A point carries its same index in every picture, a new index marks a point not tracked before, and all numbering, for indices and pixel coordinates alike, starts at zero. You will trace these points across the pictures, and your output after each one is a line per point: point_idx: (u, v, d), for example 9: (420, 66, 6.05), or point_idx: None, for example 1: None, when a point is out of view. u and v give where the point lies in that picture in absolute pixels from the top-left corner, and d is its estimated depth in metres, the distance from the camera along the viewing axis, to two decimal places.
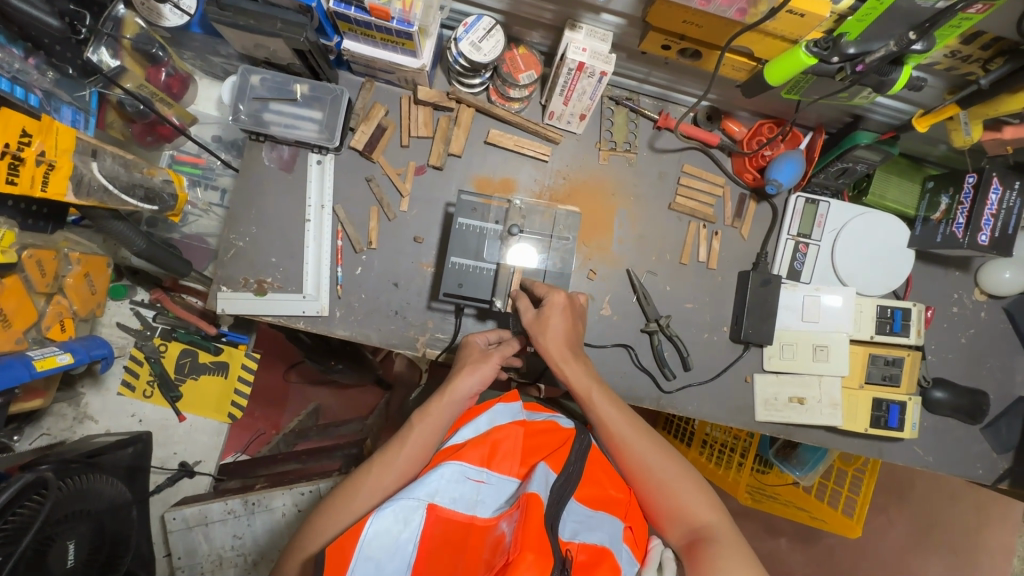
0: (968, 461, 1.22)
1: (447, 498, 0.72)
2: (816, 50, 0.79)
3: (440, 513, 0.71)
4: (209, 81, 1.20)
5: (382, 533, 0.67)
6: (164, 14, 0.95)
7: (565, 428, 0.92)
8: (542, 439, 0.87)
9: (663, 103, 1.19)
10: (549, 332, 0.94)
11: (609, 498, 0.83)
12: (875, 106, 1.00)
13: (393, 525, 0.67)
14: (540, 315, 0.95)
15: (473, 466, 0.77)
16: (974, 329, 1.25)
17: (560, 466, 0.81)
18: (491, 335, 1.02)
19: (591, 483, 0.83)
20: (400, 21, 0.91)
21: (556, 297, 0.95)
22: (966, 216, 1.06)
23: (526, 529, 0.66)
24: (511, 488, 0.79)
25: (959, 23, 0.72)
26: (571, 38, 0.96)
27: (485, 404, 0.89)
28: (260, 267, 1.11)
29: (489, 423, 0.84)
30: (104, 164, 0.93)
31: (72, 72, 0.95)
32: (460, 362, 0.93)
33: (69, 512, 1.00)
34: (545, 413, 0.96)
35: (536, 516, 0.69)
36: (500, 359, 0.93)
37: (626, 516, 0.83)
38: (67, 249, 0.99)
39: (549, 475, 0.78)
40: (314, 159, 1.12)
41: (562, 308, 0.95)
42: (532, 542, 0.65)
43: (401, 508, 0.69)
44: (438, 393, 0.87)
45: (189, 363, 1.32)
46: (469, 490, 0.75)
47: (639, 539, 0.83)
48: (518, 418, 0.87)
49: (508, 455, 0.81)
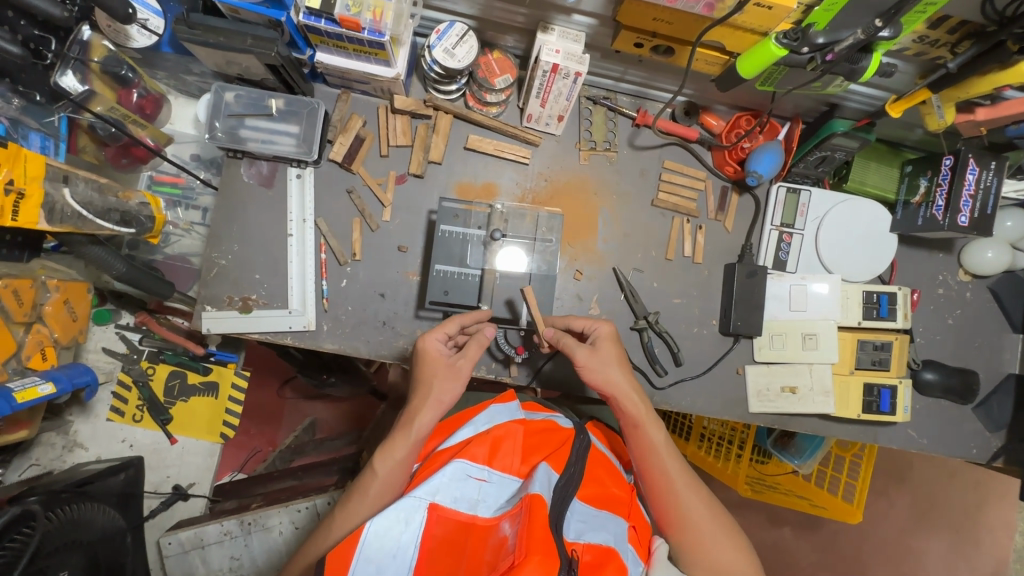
0: (962, 440, 1.23)
1: (449, 497, 0.73)
2: (786, 41, 0.78)
3: (442, 513, 0.72)
4: (184, 100, 1.19)
5: (381, 534, 0.68)
6: (132, 35, 0.95)
7: (563, 428, 0.92)
8: (541, 437, 0.87)
9: (640, 100, 1.19)
10: (610, 368, 0.92)
11: (611, 497, 0.84)
12: (850, 94, 1.01)
13: (393, 526, 0.69)
14: (596, 348, 0.93)
15: (476, 464, 0.78)
16: (960, 309, 1.26)
17: (562, 466, 0.81)
18: (451, 328, 0.94)
19: (593, 482, 0.83)
20: (371, 31, 0.90)
21: (603, 327, 0.96)
22: (945, 198, 1.07)
23: (531, 532, 0.66)
24: (513, 486, 0.79)
25: (924, 9, 0.72)
26: (543, 40, 0.96)
27: (481, 406, 0.90)
28: (244, 284, 1.10)
29: (488, 421, 0.85)
30: (76, 189, 0.92)
31: (40, 99, 0.92)
32: (426, 380, 0.88)
33: (61, 544, 0.98)
34: (544, 412, 0.96)
35: (540, 517, 0.68)
36: (467, 366, 0.90)
37: (629, 515, 0.84)
38: (45, 276, 0.97)
39: (551, 474, 0.78)
40: (293, 173, 1.11)
41: (613, 339, 0.95)
42: (537, 545, 0.64)
43: (402, 507, 0.70)
44: (401, 426, 0.84)
45: (178, 385, 1.30)
46: (471, 489, 0.76)
47: (643, 539, 0.83)
48: (516, 416, 0.88)
49: (511, 452, 0.82)
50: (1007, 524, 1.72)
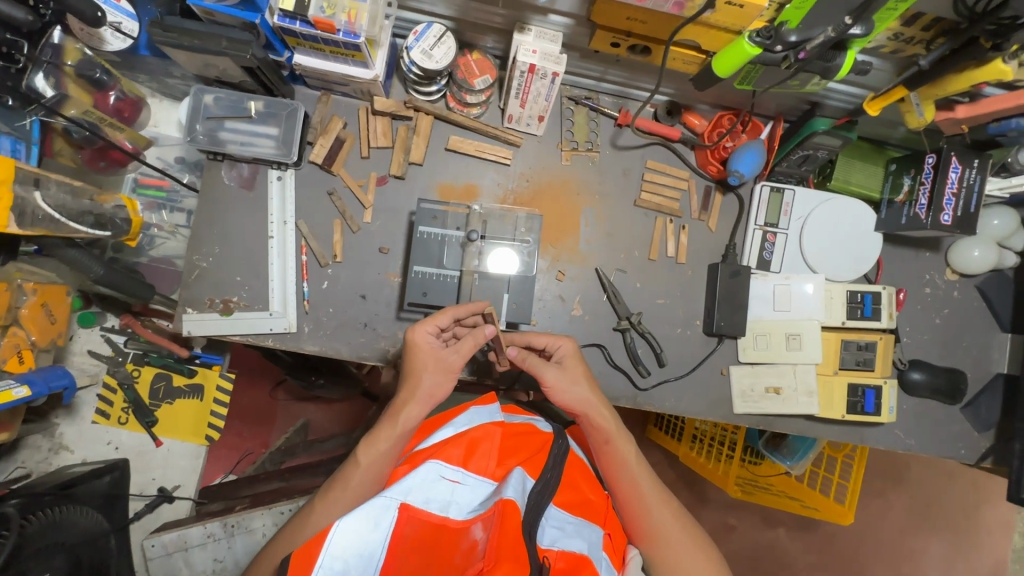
0: (950, 441, 1.22)
1: (421, 497, 0.73)
2: (759, 40, 0.78)
3: (413, 513, 0.72)
4: (167, 103, 1.19)
5: (349, 533, 0.67)
6: (105, 38, 0.95)
7: (542, 432, 0.90)
8: (518, 441, 0.86)
9: (622, 100, 1.19)
10: (578, 385, 0.91)
11: (587, 502, 0.83)
12: (830, 92, 1.00)
13: (362, 526, 0.68)
14: (563, 366, 0.92)
15: (450, 465, 0.78)
16: (948, 308, 1.24)
17: (538, 472, 0.80)
18: (443, 320, 0.90)
19: (569, 488, 0.83)
20: (346, 33, 0.90)
21: (564, 342, 0.94)
22: (928, 196, 1.06)
23: (502, 536, 0.67)
24: (487, 490, 0.78)
25: (895, 5, 0.72)
26: (520, 41, 0.96)
27: (459, 408, 0.88)
28: (225, 287, 1.10)
29: (467, 422, 0.84)
30: (50, 192, 0.92)
31: (12, 103, 0.93)
32: (416, 372, 0.87)
33: (43, 545, 0.99)
34: (522, 416, 0.94)
35: (512, 523, 0.69)
36: (457, 360, 0.88)
37: (604, 522, 0.84)
38: (21, 280, 0.98)
39: (526, 480, 0.77)
40: (274, 175, 1.11)
41: (576, 356, 0.94)
42: (507, 553, 0.65)
43: (373, 506, 0.70)
44: (388, 416, 0.85)
45: (163, 388, 1.30)
46: (444, 490, 0.76)
47: (618, 547, 0.84)
48: (496, 418, 0.85)
49: (486, 455, 0.81)
50: (1003, 525, 1.71)
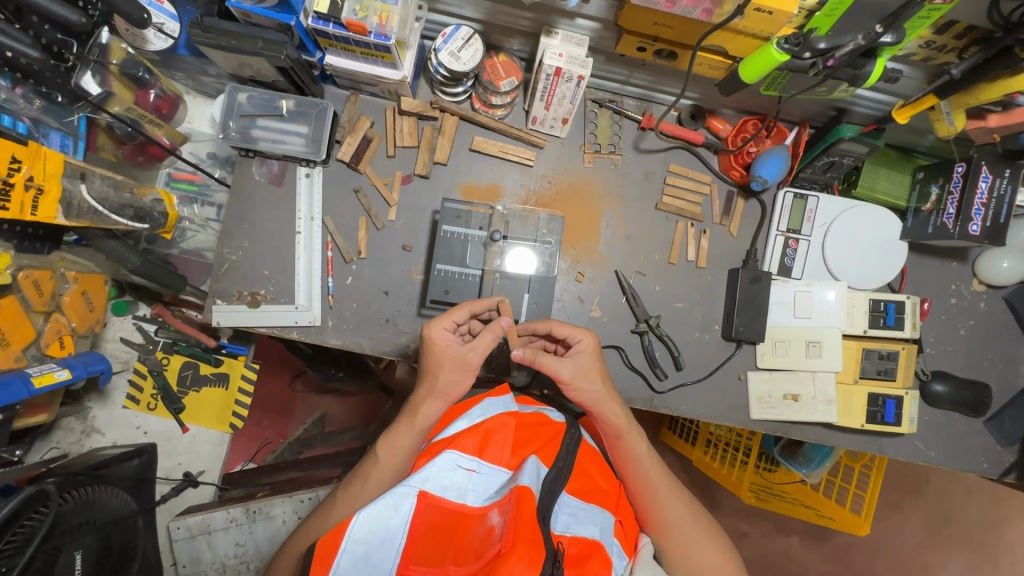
0: (972, 454, 1.20)
1: (438, 486, 0.76)
2: (787, 46, 0.78)
3: (431, 500, 0.74)
4: (201, 100, 1.23)
5: (371, 521, 0.70)
6: (148, 39, 0.98)
7: (554, 422, 0.91)
8: (532, 431, 0.87)
9: (646, 103, 1.19)
10: (591, 381, 0.91)
11: (599, 490, 0.85)
12: (857, 99, 0.99)
13: (383, 512, 0.71)
14: (577, 362, 0.91)
15: (466, 455, 0.79)
16: (974, 319, 1.23)
17: (552, 460, 0.82)
18: (459, 316, 0.90)
19: (581, 476, 0.84)
20: (377, 35, 0.92)
21: (585, 339, 0.92)
22: (956, 206, 1.04)
23: (518, 522, 0.68)
24: (503, 478, 0.79)
25: (928, 14, 0.71)
26: (547, 44, 0.97)
27: (475, 400, 0.91)
28: (254, 279, 1.14)
29: (482, 413, 0.86)
30: (93, 186, 0.96)
31: (61, 99, 0.97)
32: (432, 370, 0.87)
33: (77, 522, 1.04)
34: (534, 405, 0.95)
35: (528, 509, 0.70)
36: (475, 359, 0.88)
37: (616, 509, 0.86)
38: (64, 268, 1.02)
39: (540, 468, 0.79)
40: (303, 173, 1.14)
41: (594, 351, 0.92)
42: (523, 536, 0.66)
43: (392, 494, 0.72)
44: (406, 414, 0.86)
45: (191, 375, 1.35)
46: (460, 479, 0.77)
47: (629, 534, 0.86)
48: (510, 408, 0.87)
49: (501, 445, 0.82)
50: None
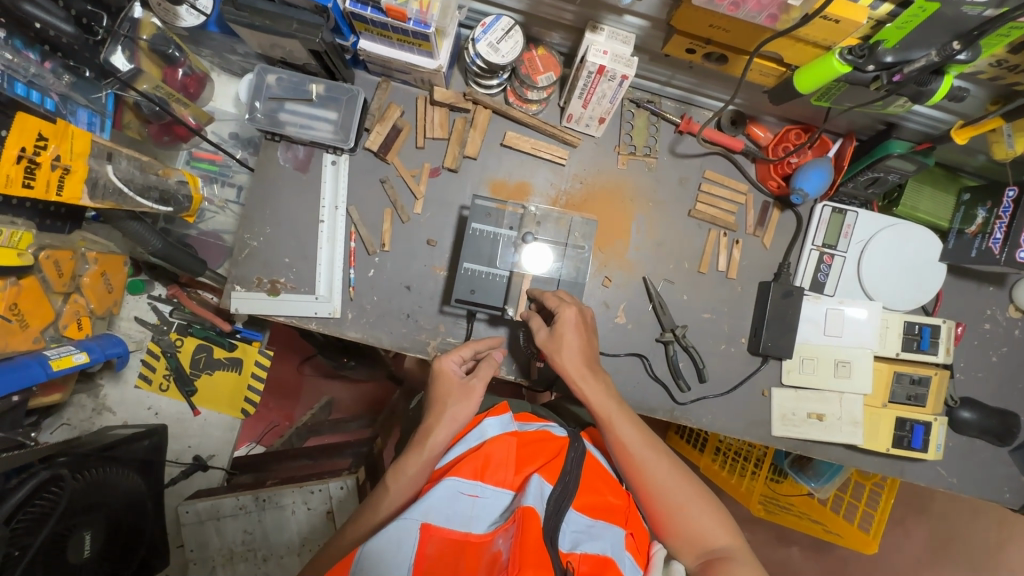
0: (994, 483, 1.18)
1: (441, 515, 0.71)
2: (850, 57, 0.75)
3: (434, 531, 0.69)
4: (226, 78, 1.19)
5: (374, 560, 0.66)
6: (180, 14, 0.95)
7: (558, 437, 0.89)
8: (535, 447, 0.85)
9: (686, 106, 1.16)
10: (565, 348, 0.93)
11: (608, 506, 0.82)
12: (910, 114, 0.95)
13: (385, 549, 0.67)
14: (554, 333, 0.94)
15: (467, 480, 0.77)
16: (1007, 346, 1.19)
17: (555, 477, 0.79)
18: (465, 352, 0.97)
19: (589, 491, 0.82)
20: (416, 22, 0.89)
21: (567, 312, 0.94)
22: (1004, 231, 1.01)
23: (523, 544, 0.65)
24: (506, 500, 0.77)
25: (1007, 33, 0.67)
26: (591, 41, 0.93)
27: (476, 422, 0.89)
28: (274, 267, 1.11)
29: (480, 437, 0.84)
30: (119, 166, 0.94)
31: (89, 75, 0.94)
32: (441, 399, 0.88)
33: (87, 504, 1.04)
34: (538, 422, 0.94)
35: (533, 530, 0.67)
36: (479, 386, 0.90)
37: (626, 522, 0.82)
38: (85, 248, 1.00)
39: (544, 487, 0.76)
40: (329, 160, 1.11)
41: (575, 324, 0.94)
42: (530, 558, 0.64)
43: (394, 529, 0.68)
44: (417, 443, 0.85)
45: (205, 358, 1.33)
46: (464, 505, 0.74)
47: (642, 546, 0.82)
48: (509, 428, 0.86)
49: (503, 464, 0.80)
50: None
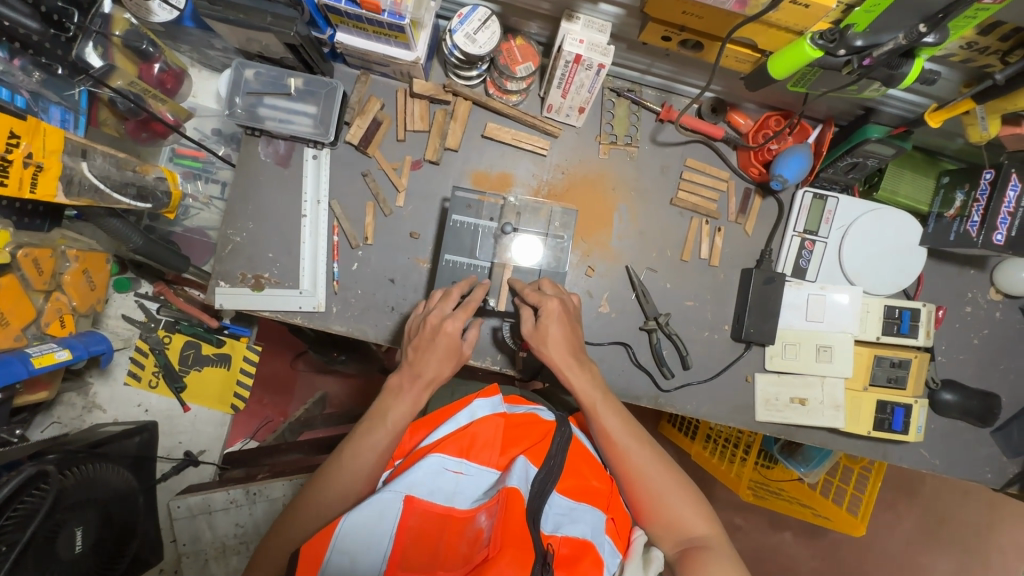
0: (976, 464, 1.19)
1: (426, 490, 0.73)
2: (822, 42, 0.74)
3: (418, 505, 0.71)
4: (206, 74, 1.17)
5: (357, 529, 0.67)
6: (153, 9, 0.95)
7: (545, 421, 0.89)
8: (521, 430, 0.86)
9: (666, 94, 1.16)
10: (550, 340, 0.92)
11: (590, 488, 0.82)
12: (887, 99, 0.96)
13: (370, 519, 0.68)
14: (539, 326, 0.93)
15: (452, 457, 0.78)
16: (988, 329, 1.21)
17: (541, 459, 0.80)
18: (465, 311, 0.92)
19: (572, 475, 0.83)
20: (391, 13, 0.89)
21: (550, 305, 0.92)
22: (981, 214, 1.01)
23: (506, 525, 0.67)
24: (491, 479, 0.79)
25: (975, 14, 0.67)
26: (567, 30, 0.93)
27: (464, 401, 0.89)
28: (257, 262, 1.11)
29: (470, 416, 0.84)
30: (94, 163, 0.94)
31: (61, 71, 0.95)
32: (439, 354, 0.86)
33: (79, 499, 1.04)
34: (527, 405, 0.94)
35: (516, 511, 0.69)
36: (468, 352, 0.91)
37: (608, 508, 0.83)
38: (64, 246, 1.00)
39: (529, 468, 0.77)
40: (309, 154, 1.11)
41: (559, 316, 0.92)
42: (512, 538, 0.65)
43: (378, 501, 0.70)
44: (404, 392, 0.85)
45: (193, 355, 1.35)
46: (448, 482, 0.75)
47: (622, 531, 0.84)
48: (498, 409, 0.86)
49: (488, 445, 0.81)
50: None
